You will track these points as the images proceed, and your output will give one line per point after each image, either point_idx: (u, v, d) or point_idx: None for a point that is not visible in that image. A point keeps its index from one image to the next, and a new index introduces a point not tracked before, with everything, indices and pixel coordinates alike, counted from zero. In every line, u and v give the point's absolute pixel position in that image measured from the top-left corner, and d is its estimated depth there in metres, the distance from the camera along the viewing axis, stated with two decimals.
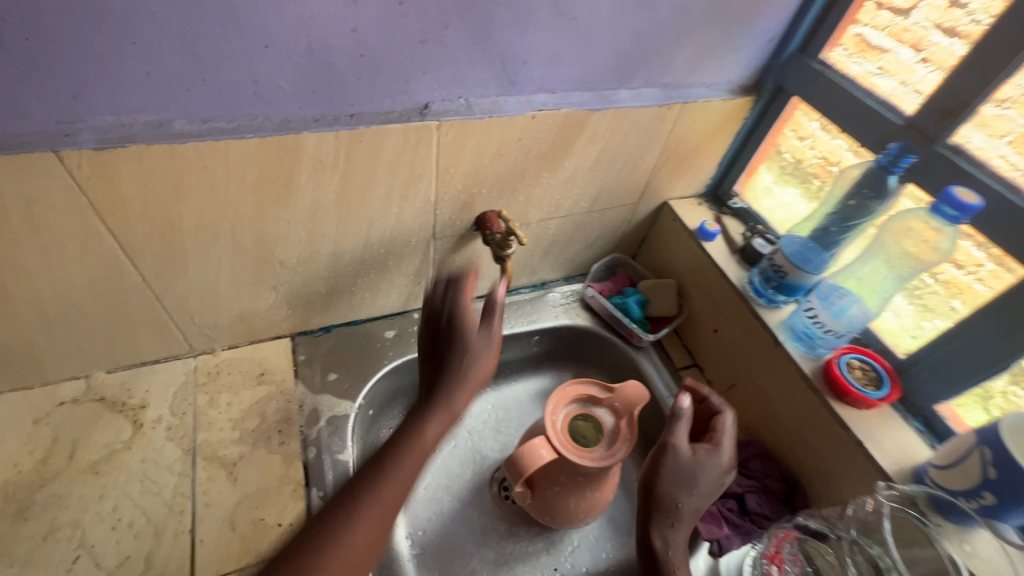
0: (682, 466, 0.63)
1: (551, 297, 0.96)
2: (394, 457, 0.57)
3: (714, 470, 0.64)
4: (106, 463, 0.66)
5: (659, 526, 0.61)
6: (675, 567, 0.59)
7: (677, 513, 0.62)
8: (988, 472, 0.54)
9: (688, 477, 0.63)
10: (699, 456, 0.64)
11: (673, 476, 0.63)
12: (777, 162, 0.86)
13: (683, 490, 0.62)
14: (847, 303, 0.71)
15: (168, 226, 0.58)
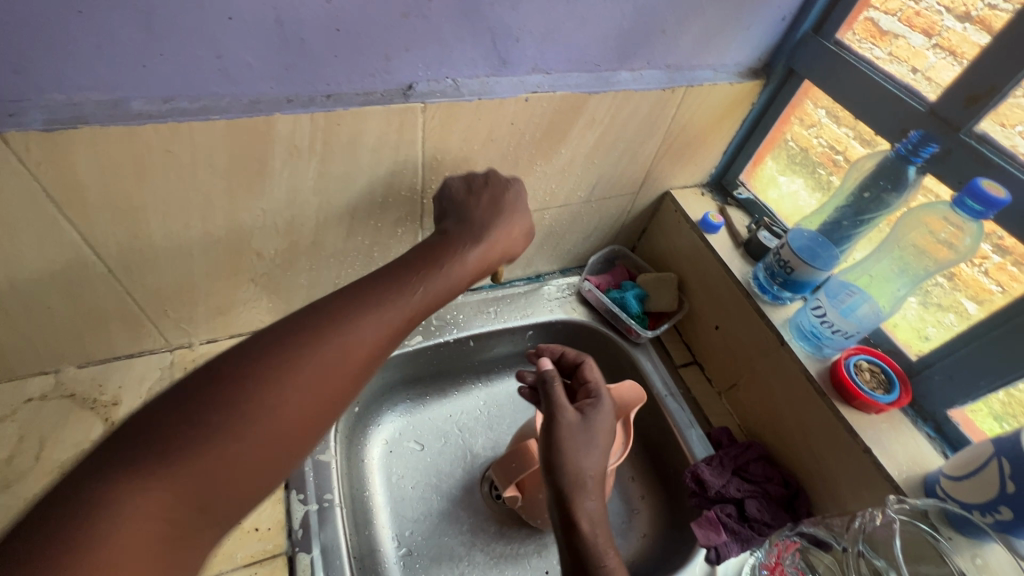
0: (581, 427, 0.59)
1: (547, 290, 0.92)
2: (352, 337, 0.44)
3: (604, 427, 0.60)
4: (75, 463, 0.63)
5: (572, 497, 0.54)
6: (593, 542, 0.52)
7: (586, 481, 0.56)
8: (1007, 486, 0.50)
9: (586, 443, 0.58)
10: (589, 418, 0.60)
11: (568, 442, 0.57)
12: (784, 153, 0.81)
13: (585, 457, 0.57)
14: (857, 300, 0.67)
15: (132, 214, 0.54)
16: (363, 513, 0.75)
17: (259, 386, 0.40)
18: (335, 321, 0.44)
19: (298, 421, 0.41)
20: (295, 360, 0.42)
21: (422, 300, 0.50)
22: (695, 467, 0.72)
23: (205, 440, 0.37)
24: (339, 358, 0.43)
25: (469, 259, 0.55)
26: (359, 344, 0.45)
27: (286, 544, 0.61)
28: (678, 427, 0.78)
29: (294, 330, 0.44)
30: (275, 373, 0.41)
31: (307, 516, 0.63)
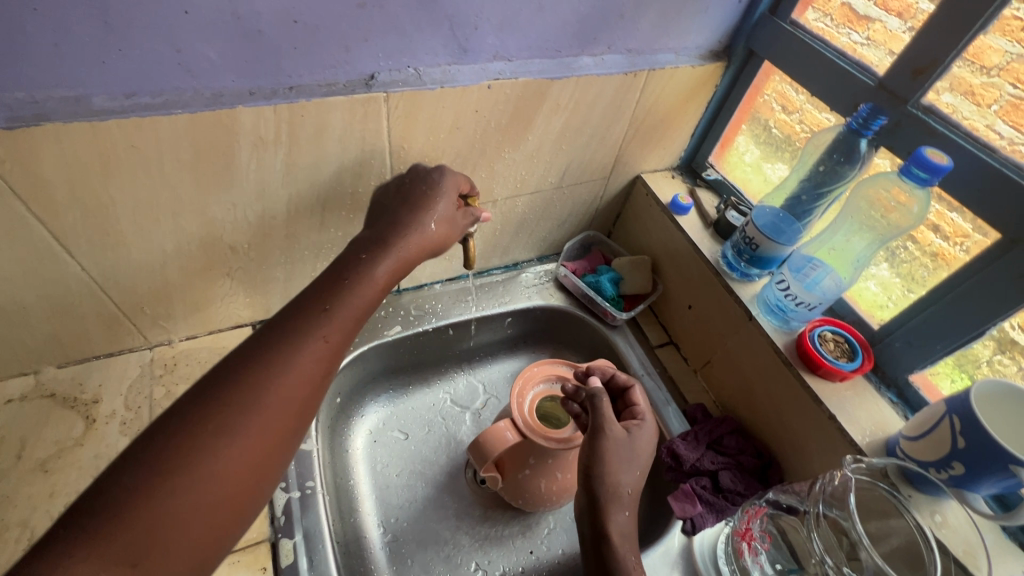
0: (628, 444, 0.57)
1: (525, 277, 0.94)
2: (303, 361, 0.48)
3: (648, 448, 0.59)
4: (56, 461, 0.64)
5: (608, 511, 0.54)
6: (622, 556, 0.52)
7: (621, 497, 0.55)
8: (958, 442, 0.52)
9: (629, 460, 0.57)
10: (634, 436, 0.59)
11: (613, 460, 0.56)
12: (765, 137, 0.82)
13: (626, 473, 0.56)
14: (821, 274, 0.68)
15: (101, 211, 0.55)
16: (347, 502, 0.76)
17: (184, 447, 0.41)
18: (256, 372, 0.46)
19: (230, 473, 0.42)
20: (216, 418, 0.43)
21: (339, 321, 0.51)
22: (670, 442, 0.74)
23: (127, 513, 0.37)
24: (264, 408, 0.45)
25: (378, 274, 0.56)
26: (282, 390, 0.46)
27: (269, 532, 0.62)
28: (654, 406, 0.80)
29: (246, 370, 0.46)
30: (200, 436, 0.42)
31: (289, 503, 0.64)
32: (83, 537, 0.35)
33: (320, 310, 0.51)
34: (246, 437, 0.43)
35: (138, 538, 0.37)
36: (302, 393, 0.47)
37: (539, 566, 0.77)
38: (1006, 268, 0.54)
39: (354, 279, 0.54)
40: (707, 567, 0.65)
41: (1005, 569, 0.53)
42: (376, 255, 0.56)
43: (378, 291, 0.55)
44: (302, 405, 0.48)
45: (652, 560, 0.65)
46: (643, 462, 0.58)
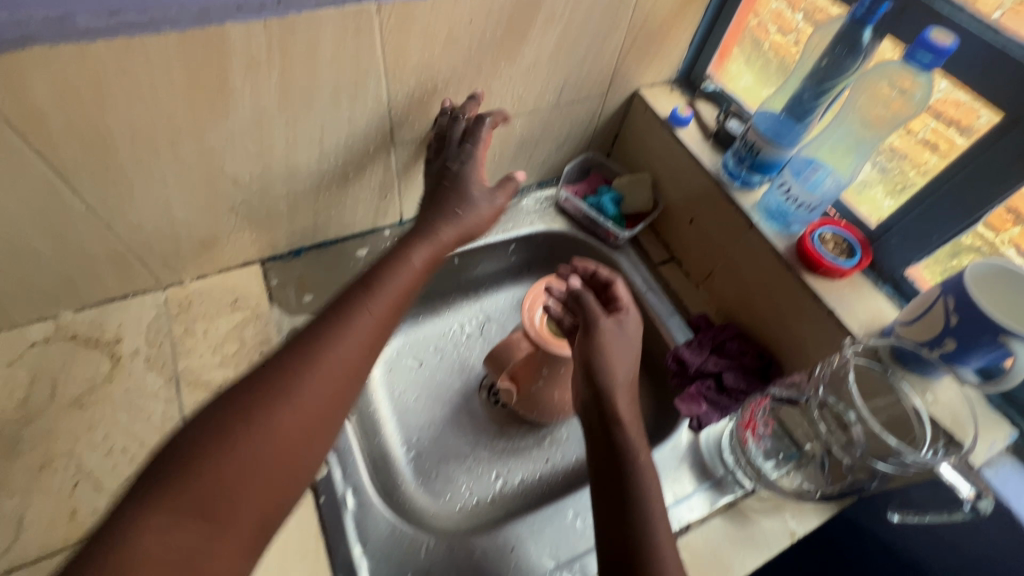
0: (621, 333, 0.61)
1: (525, 203, 0.94)
2: (351, 317, 0.54)
3: (640, 336, 0.62)
4: (89, 397, 0.66)
5: (616, 416, 0.56)
6: (629, 444, 0.55)
7: (621, 387, 0.57)
8: (950, 319, 0.55)
9: (623, 349, 0.60)
10: (625, 326, 0.62)
11: (608, 350, 0.59)
12: (756, 54, 0.82)
13: (623, 363, 0.59)
14: (821, 175, 0.68)
15: (99, 141, 0.54)
16: (371, 425, 0.80)
17: (250, 411, 0.47)
18: (309, 346, 0.52)
19: (293, 425, 0.48)
20: (275, 384, 0.49)
21: (390, 294, 0.57)
22: (676, 349, 0.77)
23: (199, 461, 0.44)
24: (321, 375, 0.50)
25: (415, 262, 0.61)
26: (337, 341, 0.52)
27: None
28: (659, 319, 0.83)
29: (297, 345, 0.52)
30: (261, 403, 0.48)
31: None
32: (161, 488, 0.42)
33: (360, 291, 0.56)
34: (304, 403, 0.49)
35: (202, 489, 0.43)
36: (357, 363, 0.53)
37: (555, 473, 0.82)
38: (1005, 148, 0.55)
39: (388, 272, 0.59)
40: (713, 460, 0.70)
41: (988, 436, 0.58)
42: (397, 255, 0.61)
43: (411, 277, 0.60)
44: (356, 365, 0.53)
45: (661, 455, 0.71)
46: (639, 352, 0.61)
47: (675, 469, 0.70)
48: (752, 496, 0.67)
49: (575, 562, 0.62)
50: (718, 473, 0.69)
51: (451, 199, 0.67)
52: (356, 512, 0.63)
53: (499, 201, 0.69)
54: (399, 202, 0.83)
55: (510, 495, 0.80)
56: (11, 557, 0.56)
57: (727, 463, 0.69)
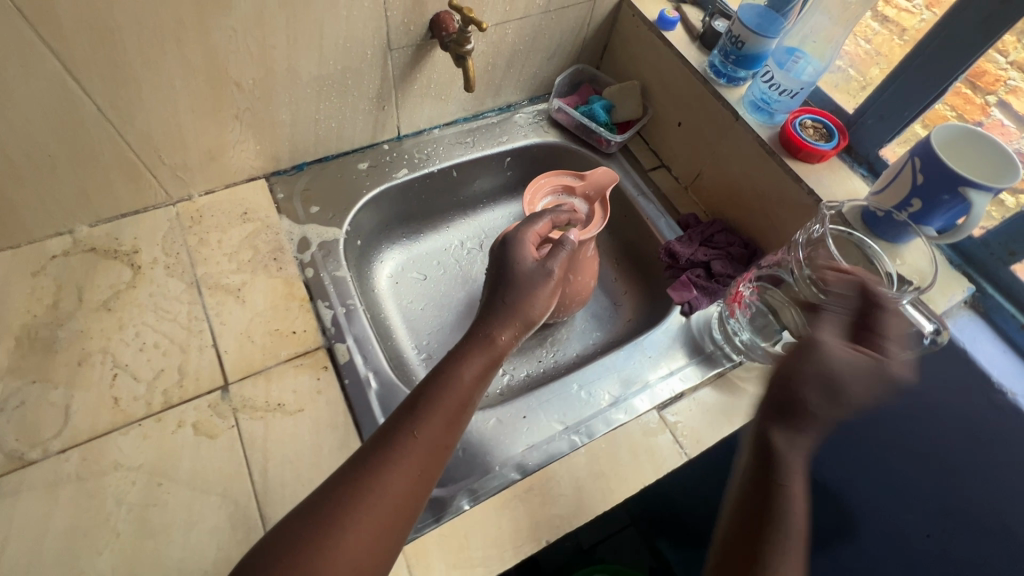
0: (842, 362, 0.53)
1: (519, 117, 0.96)
2: (407, 429, 0.54)
3: (859, 379, 0.52)
4: (115, 300, 0.69)
5: (783, 477, 0.51)
6: (784, 494, 0.50)
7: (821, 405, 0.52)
8: (918, 179, 0.59)
9: (869, 378, 0.52)
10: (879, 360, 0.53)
11: (838, 359, 0.53)
12: None
13: (857, 389, 0.52)
14: (803, 64, 0.72)
15: (108, 35, 0.56)
16: (384, 329, 0.85)
17: (322, 532, 0.48)
18: (366, 474, 0.52)
19: (367, 547, 0.49)
20: (342, 514, 0.49)
21: (447, 407, 0.56)
22: (668, 244, 0.83)
23: None
24: (380, 499, 0.50)
25: (467, 377, 0.58)
26: (398, 480, 0.52)
27: (323, 339, 0.70)
28: (650, 219, 0.88)
29: (359, 469, 0.52)
30: (328, 519, 0.49)
31: (336, 316, 0.72)
32: None
33: (405, 416, 0.55)
34: (369, 520, 0.50)
35: None
36: (420, 472, 0.53)
37: (559, 367, 0.89)
38: (970, 16, 0.58)
39: (442, 385, 0.57)
40: (704, 338, 0.77)
41: (948, 290, 0.65)
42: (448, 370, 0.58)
43: (463, 397, 0.57)
44: (417, 479, 0.53)
45: (655, 336, 0.77)
46: (849, 392, 0.52)
47: (669, 348, 0.76)
48: (738, 367, 0.74)
49: (581, 425, 0.68)
50: (707, 349, 0.76)
51: (508, 292, 0.63)
52: (380, 392, 0.68)
53: (553, 272, 0.65)
54: (396, 113, 0.85)
55: (516, 386, 0.85)
56: (64, 438, 0.60)
57: (716, 339, 0.76)
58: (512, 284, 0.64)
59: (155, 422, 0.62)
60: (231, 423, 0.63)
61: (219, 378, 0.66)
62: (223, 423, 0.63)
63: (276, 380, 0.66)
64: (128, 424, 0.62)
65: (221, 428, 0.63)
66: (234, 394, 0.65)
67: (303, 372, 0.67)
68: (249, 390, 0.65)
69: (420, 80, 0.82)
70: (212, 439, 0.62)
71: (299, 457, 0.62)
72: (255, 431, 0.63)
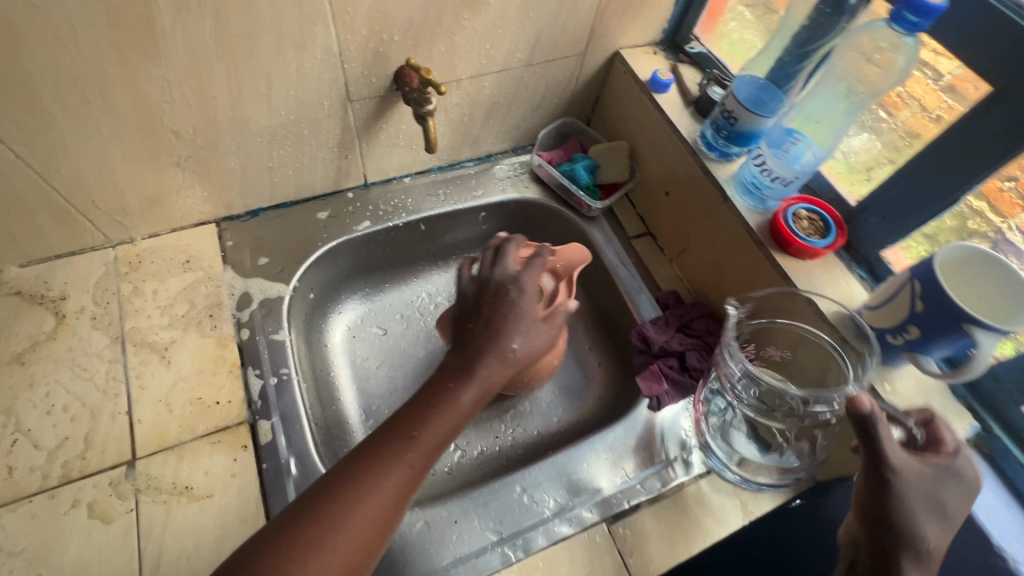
0: (954, 489, 0.47)
1: (498, 169, 0.90)
2: (395, 445, 0.45)
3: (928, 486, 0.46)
4: (31, 353, 0.65)
5: None
6: None
7: (925, 556, 0.45)
8: (916, 306, 0.52)
9: (936, 498, 0.46)
10: (933, 462, 0.47)
11: (918, 488, 0.46)
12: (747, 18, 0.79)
13: (931, 523, 0.45)
14: (800, 148, 0.63)
15: (20, 84, 0.51)
16: (329, 391, 0.79)
17: (285, 560, 0.39)
18: (338, 503, 0.42)
19: None
20: (309, 536, 0.41)
21: (443, 423, 0.47)
22: (641, 326, 0.76)
23: None
24: (350, 532, 0.42)
25: (468, 396, 0.49)
26: (378, 500, 0.43)
27: (247, 414, 0.65)
28: (628, 294, 0.81)
29: (334, 484, 0.43)
30: (288, 558, 0.40)
31: (265, 388, 0.67)
32: None
33: (401, 439, 0.46)
34: (344, 545, 0.41)
35: None
36: (400, 497, 0.44)
37: (516, 447, 0.79)
38: (991, 123, 0.51)
39: (439, 402, 0.48)
40: (671, 440, 0.69)
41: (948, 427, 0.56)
42: (443, 399, 0.48)
43: (458, 421, 0.48)
44: (394, 503, 0.44)
45: (617, 431, 0.70)
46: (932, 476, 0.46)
47: (629, 448, 0.69)
48: (706, 478, 0.66)
49: (518, 536, 0.61)
50: (671, 453, 0.68)
51: (497, 326, 0.50)
52: (298, 480, 0.62)
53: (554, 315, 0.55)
54: (361, 162, 0.79)
55: (467, 466, 0.76)
56: None
57: (683, 443, 0.69)
58: (495, 329, 0.50)
59: (48, 499, 0.57)
60: (130, 505, 0.58)
61: (127, 451, 0.60)
62: (121, 506, 0.57)
63: (187, 458, 0.61)
64: (18, 499, 0.57)
65: (117, 512, 0.57)
66: (139, 472, 0.60)
67: (219, 452, 0.62)
68: (156, 468, 0.60)
69: (386, 130, 0.76)
70: (105, 524, 0.56)
71: (196, 554, 0.56)
72: (154, 518, 0.57)
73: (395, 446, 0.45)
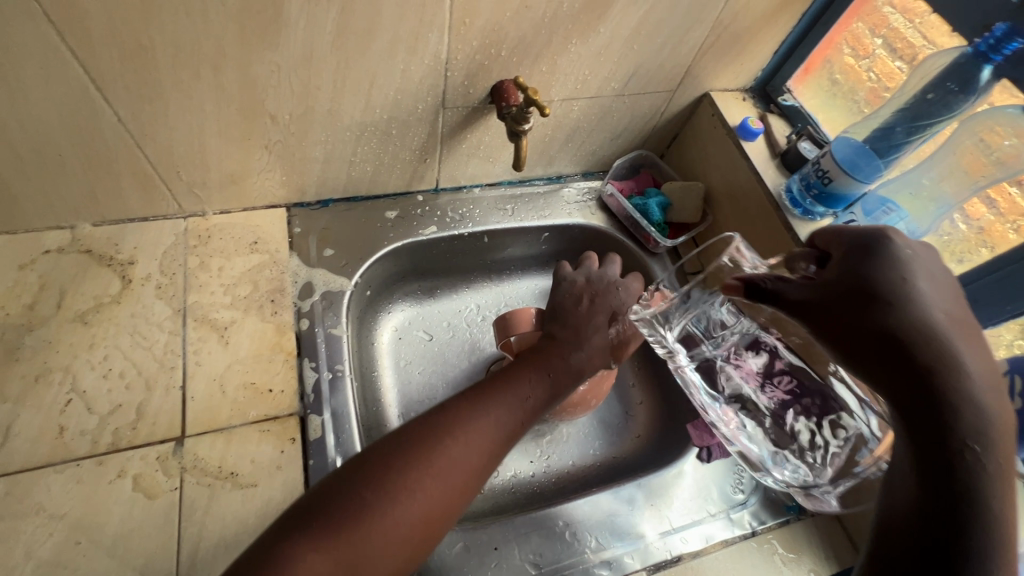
0: (888, 262, 0.43)
1: (567, 191, 0.89)
2: (516, 386, 0.57)
3: (880, 287, 0.42)
4: (95, 314, 0.64)
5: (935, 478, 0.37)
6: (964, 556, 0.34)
7: (943, 359, 0.40)
8: (1015, 401, 0.55)
9: (897, 292, 0.42)
10: (863, 266, 0.44)
11: (848, 298, 0.43)
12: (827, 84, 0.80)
13: (905, 311, 0.41)
14: (894, 218, 0.67)
15: (141, 52, 0.51)
16: (372, 391, 0.78)
17: (417, 461, 0.48)
18: (463, 426, 0.51)
19: (448, 491, 0.48)
20: (435, 450, 0.49)
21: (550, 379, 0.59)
22: None
23: (358, 522, 0.43)
24: (466, 452, 0.50)
25: (573, 361, 0.63)
26: (491, 428, 0.52)
27: (299, 406, 0.64)
28: None
29: (456, 412, 0.52)
30: (422, 461, 0.48)
31: (319, 382, 0.66)
32: (334, 522, 0.43)
33: (522, 387, 0.57)
34: (462, 461, 0.49)
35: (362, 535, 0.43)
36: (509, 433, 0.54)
37: (550, 474, 0.77)
38: None
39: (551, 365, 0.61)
40: (717, 494, 0.68)
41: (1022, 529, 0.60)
42: (558, 353, 0.62)
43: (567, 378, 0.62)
44: (503, 438, 0.53)
45: (665, 477, 0.68)
46: (876, 276, 0.43)
47: (675, 496, 0.67)
48: (750, 540, 0.65)
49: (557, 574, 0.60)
50: (716, 509, 0.67)
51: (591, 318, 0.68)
52: None
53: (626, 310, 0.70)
54: (437, 167, 0.79)
55: (499, 488, 0.74)
56: None
57: (728, 499, 0.68)
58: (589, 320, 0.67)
59: (96, 466, 0.56)
60: (175, 484, 0.57)
61: (177, 428, 0.60)
62: (166, 483, 0.57)
63: (236, 442, 0.60)
64: (65, 462, 0.56)
65: (161, 489, 0.56)
66: (187, 450, 0.59)
67: (267, 441, 0.61)
68: (204, 448, 0.59)
69: (469, 140, 0.76)
70: (148, 500, 0.56)
71: (235, 544, 0.55)
72: (198, 500, 0.56)
73: (512, 391, 0.56)
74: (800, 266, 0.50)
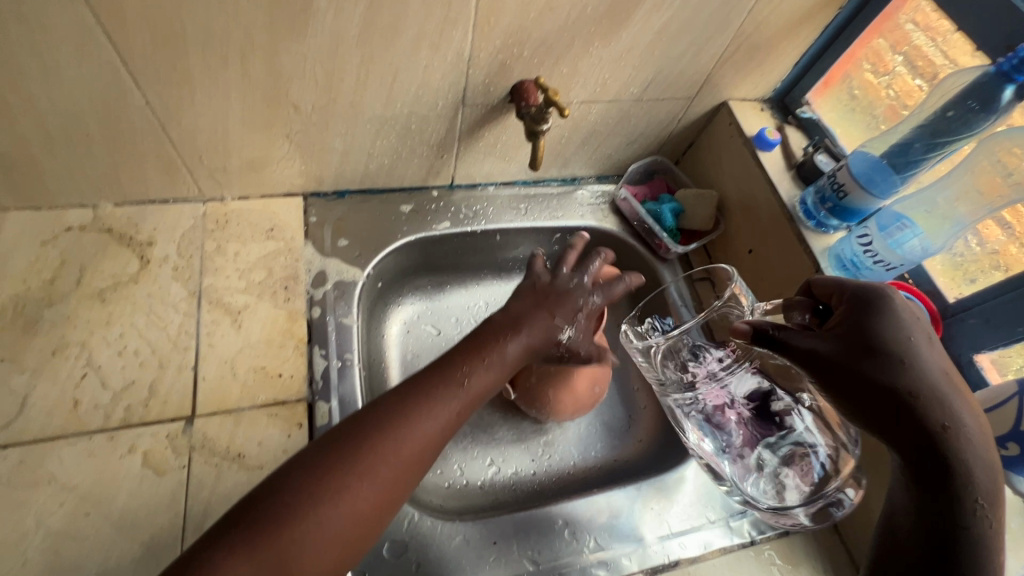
0: (885, 315, 0.51)
1: (580, 194, 0.90)
2: (443, 385, 0.53)
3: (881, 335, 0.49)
4: (113, 292, 0.66)
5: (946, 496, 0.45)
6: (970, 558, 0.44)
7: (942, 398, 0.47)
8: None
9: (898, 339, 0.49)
10: (867, 317, 0.50)
11: (855, 343, 0.49)
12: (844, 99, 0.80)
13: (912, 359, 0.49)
14: (907, 235, 0.65)
15: (172, 37, 0.52)
16: (379, 382, 0.79)
17: (341, 465, 0.47)
18: (388, 430, 0.49)
19: (376, 497, 0.47)
20: (360, 456, 0.48)
21: (483, 375, 0.55)
22: None
23: (274, 531, 0.43)
24: (394, 458, 0.49)
25: (510, 351, 0.58)
26: (422, 433, 0.50)
27: (307, 392, 0.65)
28: None
29: (381, 417, 0.50)
30: (342, 468, 0.47)
31: (327, 369, 0.67)
32: (251, 529, 0.43)
33: (451, 385, 0.54)
34: (387, 465, 0.48)
35: (279, 544, 0.43)
36: (440, 434, 0.52)
37: (551, 473, 0.77)
38: None
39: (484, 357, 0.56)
40: (717, 502, 0.68)
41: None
42: (494, 345, 0.57)
43: (504, 371, 0.57)
44: (431, 440, 0.51)
45: (667, 482, 0.69)
46: (876, 324, 0.50)
47: (676, 502, 0.67)
48: (748, 550, 0.65)
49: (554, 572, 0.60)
50: (715, 517, 0.67)
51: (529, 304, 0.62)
52: None
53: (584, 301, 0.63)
54: (454, 163, 0.80)
55: (501, 484, 0.75)
56: (10, 433, 0.56)
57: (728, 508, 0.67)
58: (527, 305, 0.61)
59: (107, 440, 0.57)
60: (183, 462, 0.58)
61: (187, 408, 0.61)
62: (175, 460, 0.58)
63: (245, 424, 0.61)
64: (78, 435, 0.57)
65: (170, 466, 0.57)
66: (196, 430, 0.60)
67: (275, 424, 0.62)
68: (213, 429, 0.60)
69: (486, 138, 0.76)
70: (156, 476, 0.57)
71: None
72: (205, 479, 0.57)
73: (440, 391, 0.53)
74: (796, 315, 0.57)
